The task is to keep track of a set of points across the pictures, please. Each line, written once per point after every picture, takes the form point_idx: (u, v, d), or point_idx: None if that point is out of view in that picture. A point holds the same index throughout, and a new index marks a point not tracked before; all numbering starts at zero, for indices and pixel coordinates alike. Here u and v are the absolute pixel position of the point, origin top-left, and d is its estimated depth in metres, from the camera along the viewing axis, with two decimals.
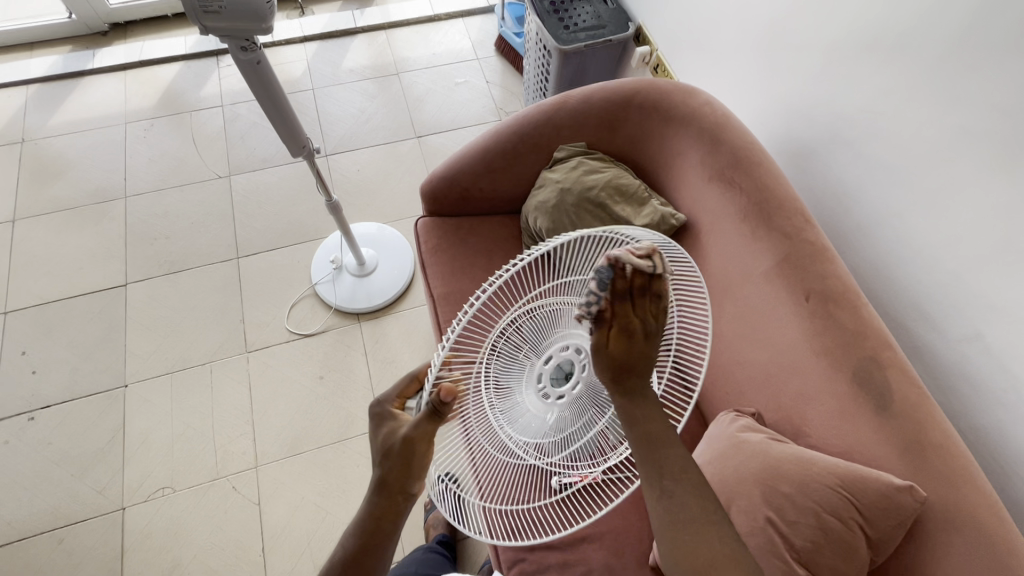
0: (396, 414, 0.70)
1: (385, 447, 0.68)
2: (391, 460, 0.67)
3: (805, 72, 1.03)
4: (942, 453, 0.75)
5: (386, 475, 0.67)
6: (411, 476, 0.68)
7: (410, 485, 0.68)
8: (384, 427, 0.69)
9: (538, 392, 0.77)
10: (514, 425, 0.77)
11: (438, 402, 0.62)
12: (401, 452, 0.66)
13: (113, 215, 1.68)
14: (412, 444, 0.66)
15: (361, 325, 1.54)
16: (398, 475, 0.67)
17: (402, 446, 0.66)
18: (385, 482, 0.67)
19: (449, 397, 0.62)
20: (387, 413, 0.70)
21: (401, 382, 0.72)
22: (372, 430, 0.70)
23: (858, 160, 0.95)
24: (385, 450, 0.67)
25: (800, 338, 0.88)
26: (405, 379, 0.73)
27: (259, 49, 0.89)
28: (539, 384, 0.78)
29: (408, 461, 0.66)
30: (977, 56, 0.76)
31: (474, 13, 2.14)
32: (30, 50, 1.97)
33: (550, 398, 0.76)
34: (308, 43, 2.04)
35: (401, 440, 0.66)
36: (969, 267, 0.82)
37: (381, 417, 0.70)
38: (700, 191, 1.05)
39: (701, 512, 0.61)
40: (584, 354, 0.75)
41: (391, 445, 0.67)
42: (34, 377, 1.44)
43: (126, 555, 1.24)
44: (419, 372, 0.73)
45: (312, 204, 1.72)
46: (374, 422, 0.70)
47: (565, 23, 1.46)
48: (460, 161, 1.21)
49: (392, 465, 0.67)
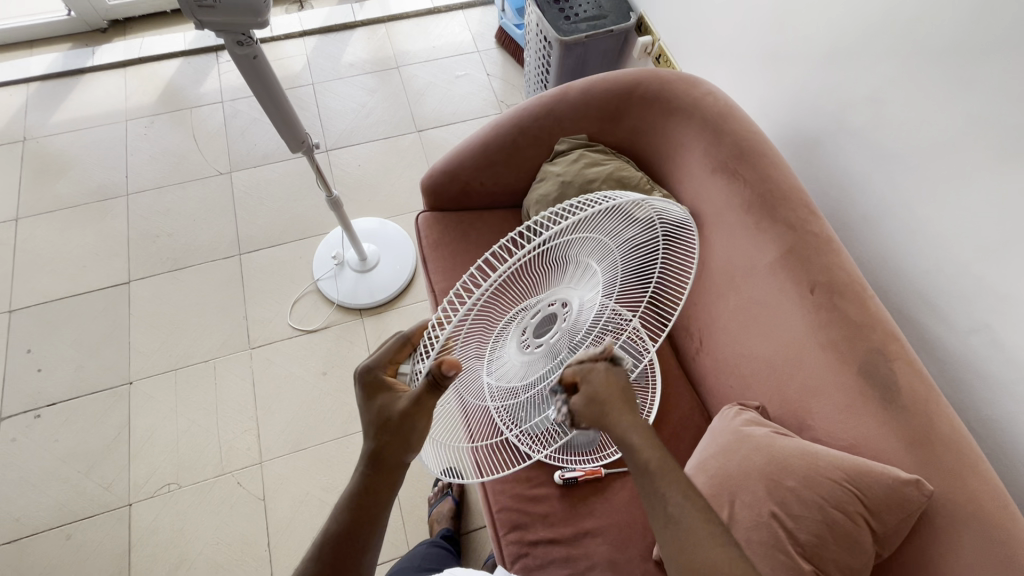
0: (392, 384, 0.66)
1: (382, 418, 0.65)
2: (388, 431, 0.65)
3: (808, 61, 1.02)
4: (948, 446, 0.75)
5: (382, 446, 0.67)
6: (408, 447, 0.67)
7: (404, 455, 0.68)
8: (381, 398, 0.66)
9: (519, 343, 0.71)
10: (494, 370, 0.73)
11: (437, 374, 0.58)
12: (399, 425, 0.64)
13: (116, 213, 1.68)
14: (410, 417, 0.64)
15: (363, 321, 1.54)
16: (393, 446, 0.67)
17: (401, 418, 0.64)
18: (380, 454, 0.67)
19: (452, 369, 0.58)
20: (381, 383, 0.66)
21: (393, 345, 0.66)
22: (366, 398, 0.66)
23: (864, 150, 0.94)
24: (382, 422, 0.65)
25: (805, 330, 0.88)
26: (394, 344, 0.66)
27: (256, 43, 0.88)
28: (522, 334, 0.71)
29: (405, 433, 0.65)
30: (986, 43, 0.74)
31: (474, 6, 2.12)
32: (30, 48, 1.97)
33: (531, 348, 0.72)
34: (307, 37, 2.03)
35: (399, 414, 0.63)
36: (978, 258, 0.80)
37: (374, 387, 0.66)
38: (702, 183, 1.03)
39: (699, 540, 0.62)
40: (569, 309, 0.70)
41: (387, 418, 0.64)
42: (40, 375, 1.45)
43: (132, 550, 1.25)
44: (413, 334, 0.65)
45: (314, 199, 1.72)
46: (367, 391, 0.66)
47: (566, 13, 1.45)
48: (460, 154, 1.21)
49: (389, 436, 0.66)
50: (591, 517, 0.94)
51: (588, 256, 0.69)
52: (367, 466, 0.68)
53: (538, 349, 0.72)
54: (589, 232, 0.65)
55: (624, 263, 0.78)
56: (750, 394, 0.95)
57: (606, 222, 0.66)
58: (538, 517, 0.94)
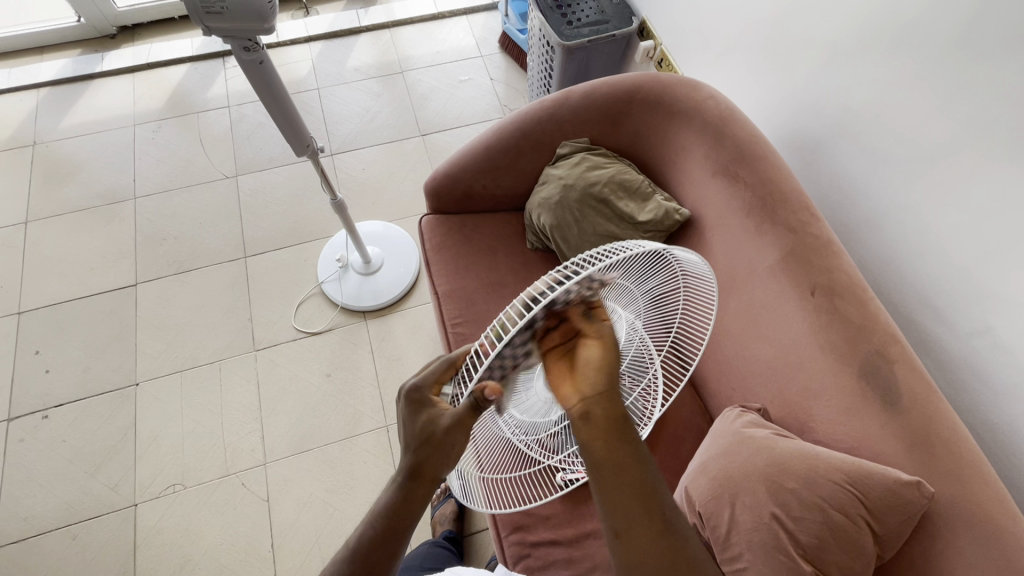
0: (435, 402, 0.65)
1: (423, 435, 0.64)
2: (431, 448, 0.64)
3: (809, 64, 1.02)
4: (948, 447, 0.75)
5: (421, 461, 0.65)
6: (447, 464, 0.65)
7: (441, 472, 0.66)
8: (424, 415, 0.65)
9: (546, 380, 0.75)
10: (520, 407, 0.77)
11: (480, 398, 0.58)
12: (440, 443, 0.63)
13: (123, 217, 1.70)
14: (453, 436, 0.63)
15: (367, 323, 1.55)
16: (433, 462, 0.65)
17: (445, 436, 0.63)
18: (419, 469, 0.66)
19: (494, 397, 0.57)
20: (426, 400, 0.65)
21: (438, 366, 0.67)
22: (407, 416, 0.65)
23: (863, 154, 0.94)
24: (424, 439, 0.64)
25: (805, 333, 0.88)
26: (441, 363, 0.67)
27: (262, 49, 0.89)
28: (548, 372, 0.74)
29: (447, 450, 0.64)
30: (981, 48, 0.75)
31: (478, 11, 2.14)
32: (39, 54, 2.00)
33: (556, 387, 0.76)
34: (313, 43, 2.05)
35: (443, 432, 0.63)
36: (977, 260, 0.81)
37: (417, 405, 0.65)
38: (703, 186, 1.04)
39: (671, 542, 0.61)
40: None
41: (429, 436, 0.63)
42: (47, 376, 1.47)
43: (137, 550, 1.26)
44: (456, 358, 0.66)
45: (319, 203, 1.74)
46: (411, 408, 0.66)
47: (568, 19, 1.46)
48: (463, 158, 1.22)
49: (429, 452, 0.64)
50: (593, 518, 0.94)
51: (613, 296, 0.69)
52: (404, 477, 0.67)
53: None
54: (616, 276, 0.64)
55: (645, 298, 0.76)
56: (751, 397, 0.95)
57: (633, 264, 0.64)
58: (540, 519, 0.94)
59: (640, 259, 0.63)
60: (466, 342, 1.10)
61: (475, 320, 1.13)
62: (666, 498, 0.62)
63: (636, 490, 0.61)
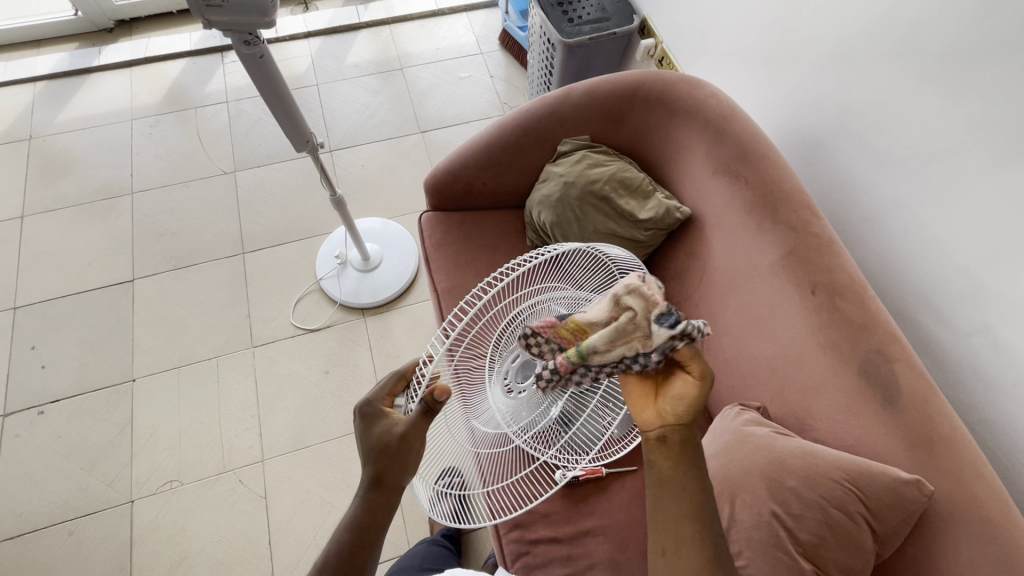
0: (387, 413, 0.68)
1: (380, 445, 0.66)
2: (389, 457, 0.66)
3: (811, 62, 1.02)
4: (948, 447, 0.75)
5: (381, 471, 0.66)
6: (408, 469, 0.67)
7: (403, 479, 0.67)
8: (379, 426, 0.67)
9: (503, 387, 0.76)
10: (479, 416, 0.78)
11: (431, 400, 0.64)
12: (397, 449, 0.66)
13: (121, 212, 1.69)
14: (409, 440, 0.66)
15: (366, 320, 1.55)
16: (393, 471, 0.67)
17: (398, 443, 0.66)
18: (380, 478, 0.67)
19: (443, 396, 0.64)
20: (379, 412, 0.69)
21: (389, 380, 0.72)
22: (363, 430, 0.68)
23: (864, 152, 0.94)
24: (380, 447, 0.66)
25: (806, 332, 0.88)
26: (392, 378, 0.72)
27: (262, 43, 0.89)
28: (505, 379, 0.77)
29: (404, 456, 0.66)
30: (986, 46, 0.75)
31: (478, 7, 2.13)
32: (36, 48, 1.98)
33: (514, 394, 0.76)
34: (312, 38, 2.04)
35: (398, 438, 0.66)
36: (979, 259, 0.81)
37: (372, 417, 0.68)
38: (705, 184, 1.04)
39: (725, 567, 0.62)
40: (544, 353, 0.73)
41: (386, 445, 0.66)
42: (43, 371, 1.46)
43: (134, 547, 1.26)
44: (407, 370, 0.72)
45: (318, 199, 1.73)
46: (365, 421, 0.68)
47: (569, 16, 1.46)
48: (464, 155, 1.21)
49: (389, 462, 0.66)
50: (592, 516, 0.94)
51: (560, 305, 0.78)
52: (366, 487, 0.67)
53: (522, 395, 0.76)
54: (558, 282, 0.80)
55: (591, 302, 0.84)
56: (751, 395, 0.95)
57: (572, 271, 0.81)
58: (538, 516, 0.94)
59: (578, 263, 0.81)
60: None
61: None
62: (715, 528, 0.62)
63: (689, 512, 0.61)
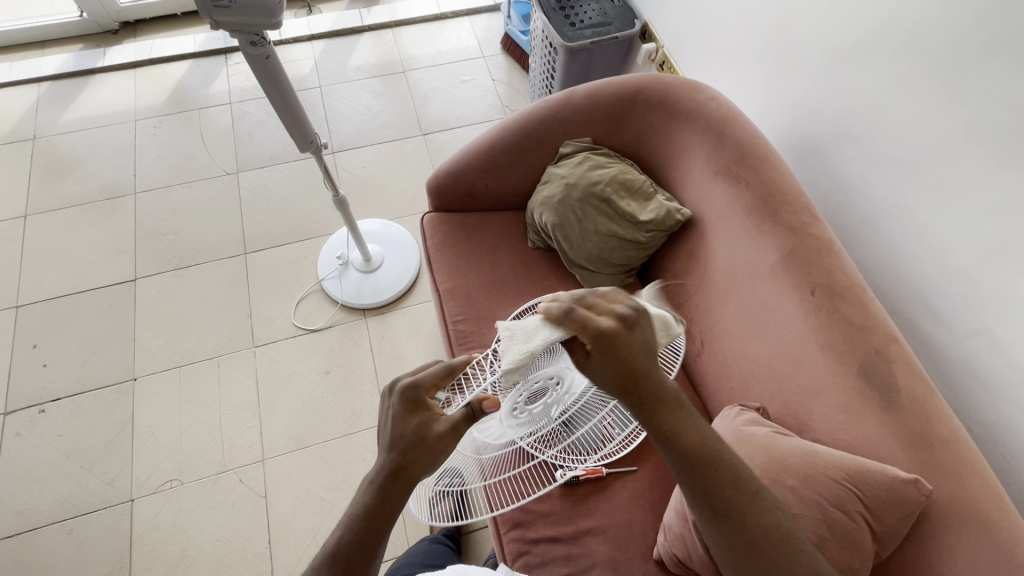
0: (430, 406, 0.68)
1: (416, 437, 0.65)
2: (421, 450, 0.65)
3: (810, 67, 1.03)
4: (946, 446, 0.76)
5: (406, 461, 0.66)
6: (431, 466, 0.67)
7: (423, 474, 0.67)
8: (418, 416, 0.67)
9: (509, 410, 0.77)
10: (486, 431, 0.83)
11: (477, 409, 0.66)
12: (430, 446, 0.65)
13: (123, 212, 1.70)
14: (446, 441, 0.66)
15: (367, 320, 1.55)
16: (417, 464, 0.66)
17: (436, 440, 0.66)
18: (401, 469, 0.66)
19: (491, 407, 0.66)
20: (422, 401, 0.67)
21: (437, 371, 0.70)
22: (401, 415, 0.67)
23: (863, 156, 0.95)
24: (415, 440, 0.65)
25: (806, 333, 0.89)
26: (440, 368, 0.70)
27: (268, 44, 0.89)
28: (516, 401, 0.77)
29: (436, 453, 0.66)
30: (985, 51, 0.76)
31: (480, 12, 2.15)
32: (41, 49, 2.00)
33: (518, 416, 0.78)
34: (316, 41, 2.05)
35: (437, 436, 0.65)
36: (976, 261, 0.82)
37: (413, 404, 0.67)
38: (706, 186, 1.05)
39: (732, 526, 0.67)
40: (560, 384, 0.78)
41: (423, 438, 0.65)
42: (45, 369, 1.46)
43: (133, 546, 1.26)
44: (456, 366, 0.70)
45: (320, 200, 1.74)
46: (407, 406, 0.67)
47: (571, 20, 1.47)
48: (467, 156, 1.22)
49: (418, 454, 0.65)
50: (592, 516, 0.94)
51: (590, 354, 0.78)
52: (384, 476, 0.66)
53: (525, 416, 0.79)
54: None
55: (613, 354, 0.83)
56: (750, 395, 0.96)
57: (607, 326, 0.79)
58: (538, 516, 0.94)
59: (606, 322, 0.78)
60: (467, 338, 1.10)
61: (477, 318, 1.13)
62: (717, 483, 0.66)
63: (700, 479, 0.66)
